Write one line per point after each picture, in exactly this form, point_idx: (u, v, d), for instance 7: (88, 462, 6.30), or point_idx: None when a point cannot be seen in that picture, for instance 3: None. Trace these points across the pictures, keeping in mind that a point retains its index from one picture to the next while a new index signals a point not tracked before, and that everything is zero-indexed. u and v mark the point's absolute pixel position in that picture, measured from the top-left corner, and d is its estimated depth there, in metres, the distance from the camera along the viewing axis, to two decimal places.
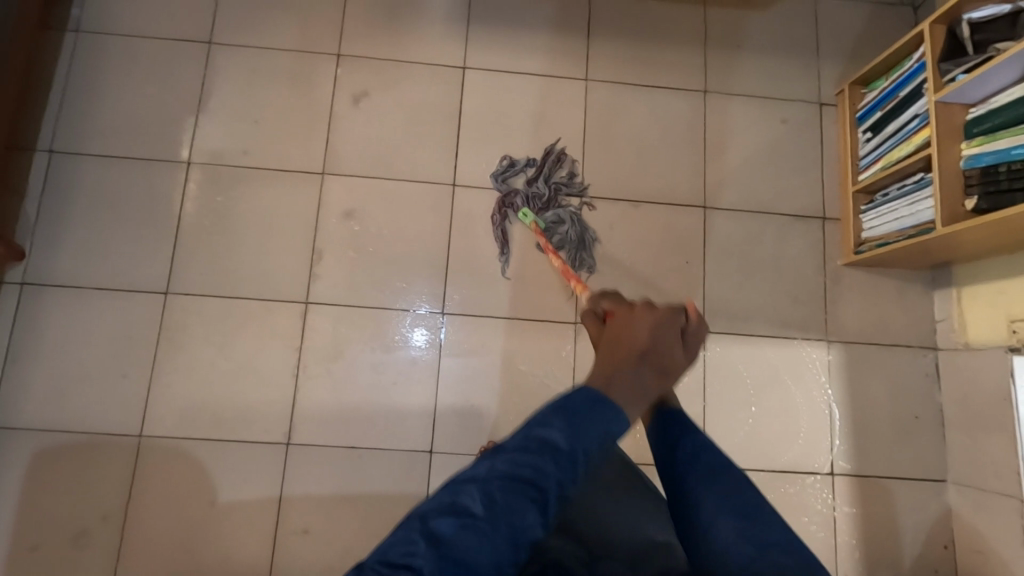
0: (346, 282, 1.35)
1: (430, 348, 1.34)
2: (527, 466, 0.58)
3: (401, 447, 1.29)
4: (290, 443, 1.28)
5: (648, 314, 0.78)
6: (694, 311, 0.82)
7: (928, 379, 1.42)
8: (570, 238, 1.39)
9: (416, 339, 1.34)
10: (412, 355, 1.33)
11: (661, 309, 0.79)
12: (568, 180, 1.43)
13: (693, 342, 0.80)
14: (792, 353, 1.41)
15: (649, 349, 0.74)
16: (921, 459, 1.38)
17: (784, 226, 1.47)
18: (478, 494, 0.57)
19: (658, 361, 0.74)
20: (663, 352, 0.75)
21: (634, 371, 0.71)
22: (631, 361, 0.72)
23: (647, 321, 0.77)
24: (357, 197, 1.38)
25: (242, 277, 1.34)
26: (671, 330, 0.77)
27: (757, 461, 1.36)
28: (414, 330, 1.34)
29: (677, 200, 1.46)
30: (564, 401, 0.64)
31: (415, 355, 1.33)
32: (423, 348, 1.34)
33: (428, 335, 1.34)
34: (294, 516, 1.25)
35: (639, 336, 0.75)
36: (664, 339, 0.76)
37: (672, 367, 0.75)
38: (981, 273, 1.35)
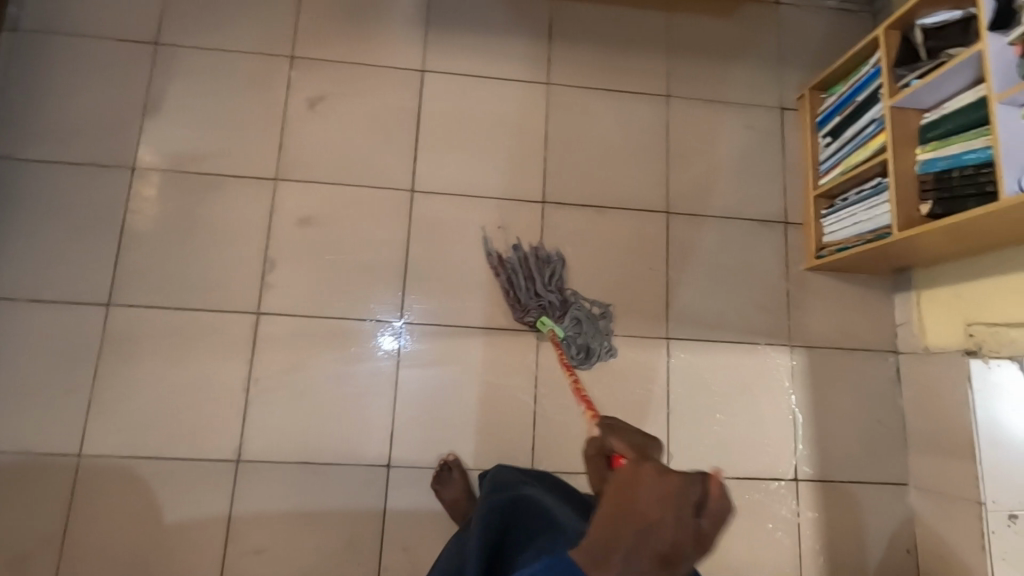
0: (300, 291, 1.30)
1: (396, 357, 1.30)
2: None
3: (357, 462, 1.25)
4: (240, 460, 1.22)
5: (662, 477, 0.60)
6: (720, 474, 0.63)
7: (889, 383, 1.42)
8: (587, 333, 1.33)
9: (381, 348, 1.30)
10: (377, 364, 1.29)
11: (677, 476, 0.60)
12: (551, 269, 1.35)
13: (718, 522, 0.60)
14: (757, 359, 1.40)
15: (645, 531, 0.58)
16: (883, 463, 1.38)
17: (748, 230, 1.45)
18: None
19: (663, 552, 0.57)
20: (672, 533, 0.58)
21: (620, 563, 0.57)
22: (626, 544, 0.58)
23: (653, 493, 0.59)
24: (312, 204, 1.34)
25: (189, 287, 1.28)
26: (686, 511, 0.59)
27: (721, 467, 1.35)
28: (379, 338, 1.30)
29: (641, 205, 1.43)
30: (550, 561, 0.59)
31: (381, 365, 1.29)
32: (389, 358, 1.30)
33: (395, 343, 1.30)
34: (244, 537, 1.20)
35: (644, 512, 0.58)
36: (675, 519, 0.58)
37: (681, 557, 0.58)
38: (939, 277, 1.35)
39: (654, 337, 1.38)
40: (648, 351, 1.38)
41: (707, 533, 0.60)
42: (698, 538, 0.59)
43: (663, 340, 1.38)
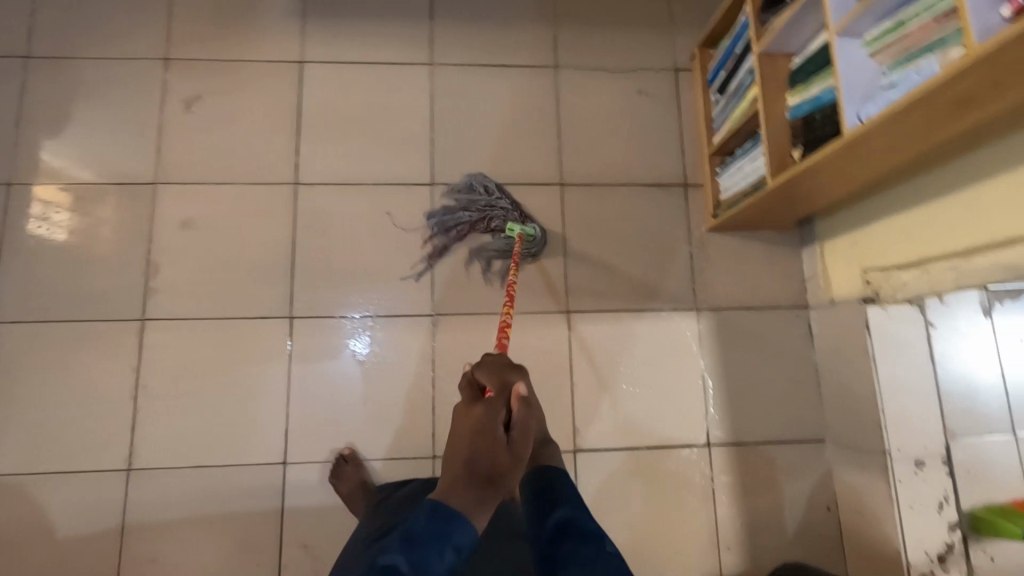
0: (185, 295, 1.28)
1: (368, 360, 1.29)
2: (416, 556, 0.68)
3: (252, 462, 1.23)
4: (132, 468, 1.21)
5: (470, 412, 0.73)
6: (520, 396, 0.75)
7: (801, 340, 1.39)
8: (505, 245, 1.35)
9: (354, 349, 1.30)
10: (343, 367, 1.29)
11: (478, 408, 0.72)
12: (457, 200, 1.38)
13: (524, 438, 0.72)
14: (663, 326, 1.37)
15: (465, 459, 0.70)
16: (798, 421, 1.35)
17: (645, 197, 1.43)
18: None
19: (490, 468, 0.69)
20: (486, 455, 0.69)
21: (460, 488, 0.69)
22: (454, 474, 0.70)
23: (466, 426, 0.72)
24: (193, 205, 1.32)
25: (72, 299, 1.27)
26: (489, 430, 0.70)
27: (631, 439, 1.32)
28: (353, 340, 1.30)
29: (533, 180, 1.41)
30: (411, 526, 0.67)
31: (350, 367, 1.29)
32: (363, 360, 1.29)
33: (368, 346, 1.30)
34: (140, 546, 1.18)
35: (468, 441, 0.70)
36: (484, 442, 0.70)
37: (501, 472, 0.69)
38: (838, 227, 1.32)
39: (554, 312, 1.36)
40: (548, 327, 1.35)
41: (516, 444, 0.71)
42: (511, 456, 0.70)
43: (564, 315, 1.36)
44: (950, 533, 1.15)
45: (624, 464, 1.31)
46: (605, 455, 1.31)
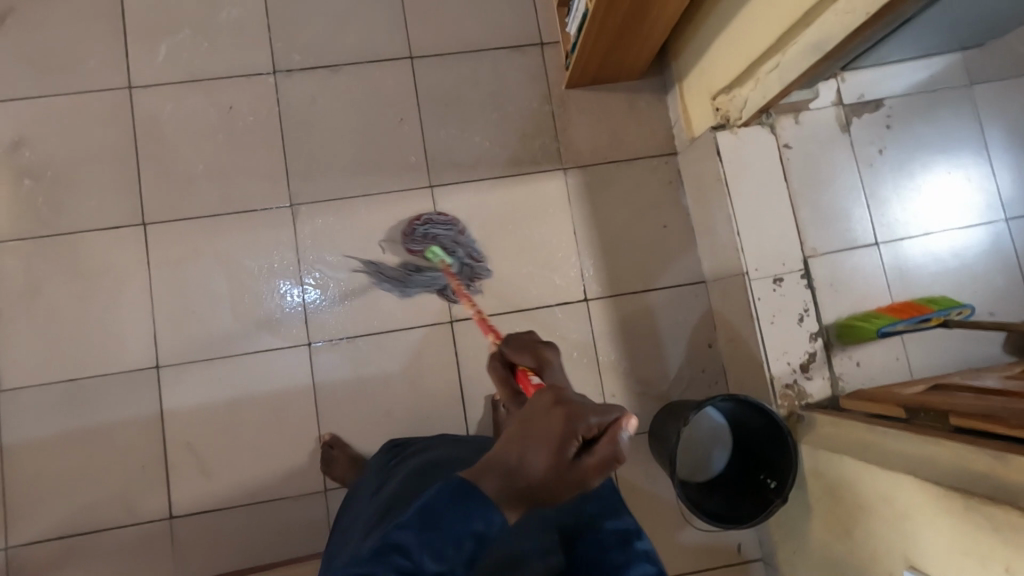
0: (30, 214, 1.25)
1: (300, 305, 1.28)
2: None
3: (124, 371, 1.23)
4: (4, 391, 1.20)
5: (516, 420, 0.54)
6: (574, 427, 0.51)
7: (671, 186, 1.38)
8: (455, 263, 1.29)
9: (287, 297, 1.28)
10: (274, 313, 1.27)
11: (546, 416, 0.52)
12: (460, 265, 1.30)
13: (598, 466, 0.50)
14: (531, 189, 1.35)
15: (534, 468, 0.51)
16: (673, 265, 1.36)
17: (500, 60, 1.38)
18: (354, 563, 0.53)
19: (530, 474, 0.51)
20: (541, 464, 0.51)
21: (516, 473, 0.52)
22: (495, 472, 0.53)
23: (539, 425, 0.52)
24: (24, 123, 1.27)
25: None
26: (574, 436, 0.50)
27: (509, 304, 1.32)
28: (284, 287, 1.28)
29: (380, 56, 1.35)
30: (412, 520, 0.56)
31: (281, 311, 1.27)
32: (297, 306, 1.27)
33: (300, 294, 1.28)
34: (21, 463, 1.19)
35: (516, 443, 0.52)
36: (546, 446, 0.51)
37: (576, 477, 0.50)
38: (690, 61, 1.28)
39: (417, 187, 1.33)
40: (413, 202, 1.33)
41: (592, 474, 0.50)
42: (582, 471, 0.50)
43: (428, 190, 1.33)
44: (812, 343, 1.17)
45: (504, 328, 1.31)
46: (485, 322, 1.31)
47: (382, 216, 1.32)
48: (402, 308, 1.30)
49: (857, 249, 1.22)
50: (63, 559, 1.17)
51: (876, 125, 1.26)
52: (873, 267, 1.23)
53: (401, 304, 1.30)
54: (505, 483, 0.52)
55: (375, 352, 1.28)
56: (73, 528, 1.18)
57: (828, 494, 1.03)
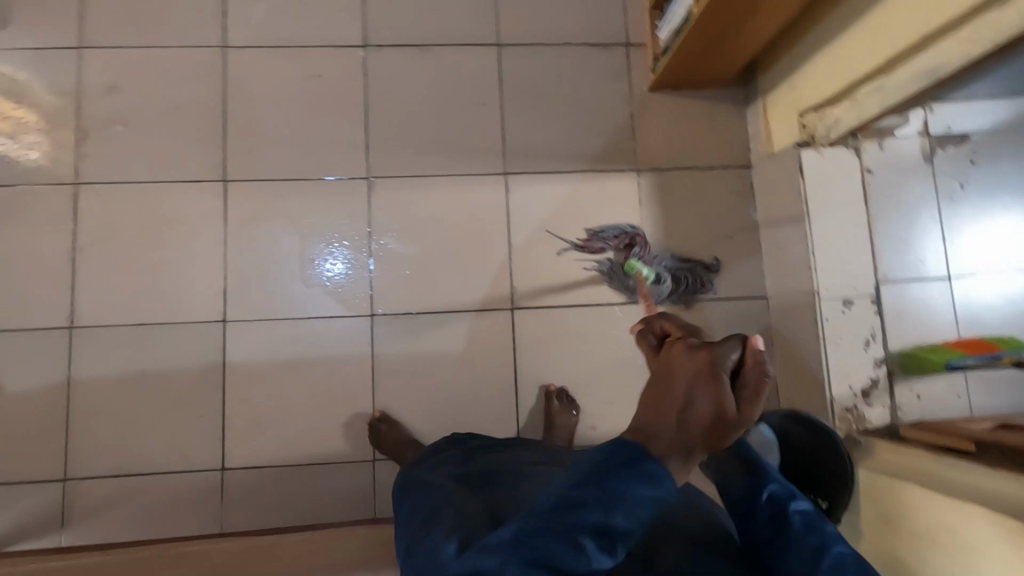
0: (117, 158, 1.28)
1: (346, 274, 1.29)
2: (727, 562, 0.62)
3: (191, 321, 1.25)
4: (74, 326, 1.23)
5: (687, 359, 0.61)
6: (715, 367, 0.58)
7: (742, 198, 1.37)
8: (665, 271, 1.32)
9: (333, 267, 1.29)
10: (322, 280, 1.28)
11: (695, 360, 0.60)
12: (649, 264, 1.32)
13: (755, 392, 0.58)
14: (603, 187, 1.36)
15: (687, 406, 0.59)
16: (736, 278, 1.35)
17: (585, 56, 1.38)
18: (538, 521, 0.61)
19: (691, 425, 0.60)
20: (689, 401, 0.59)
21: (673, 433, 0.61)
22: (662, 430, 0.61)
23: (687, 373, 0.60)
24: (119, 68, 1.29)
25: (4, 164, 1.26)
26: (719, 377, 0.58)
27: (569, 297, 1.32)
28: (330, 256, 1.29)
29: (469, 40, 1.36)
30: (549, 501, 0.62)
31: (328, 280, 1.28)
32: (342, 275, 1.29)
33: (346, 263, 1.29)
34: (83, 398, 1.21)
35: (666, 399, 0.61)
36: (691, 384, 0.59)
37: (731, 418, 0.58)
38: (779, 76, 1.28)
39: (491, 172, 1.34)
40: (486, 187, 1.34)
41: (750, 404, 0.58)
42: (740, 405, 0.58)
43: (501, 177, 1.34)
44: (876, 369, 1.16)
45: (562, 321, 1.32)
46: (545, 312, 1.31)
47: (454, 197, 1.32)
48: (465, 289, 1.31)
49: (927, 284, 1.18)
50: (116, 496, 1.19)
51: (959, 160, 1.21)
52: (939, 301, 1.19)
53: (464, 285, 1.31)
54: (652, 444, 0.62)
55: (434, 330, 1.29)
56: (128, 468, 1.20)
57: (881, 520, 1.03)
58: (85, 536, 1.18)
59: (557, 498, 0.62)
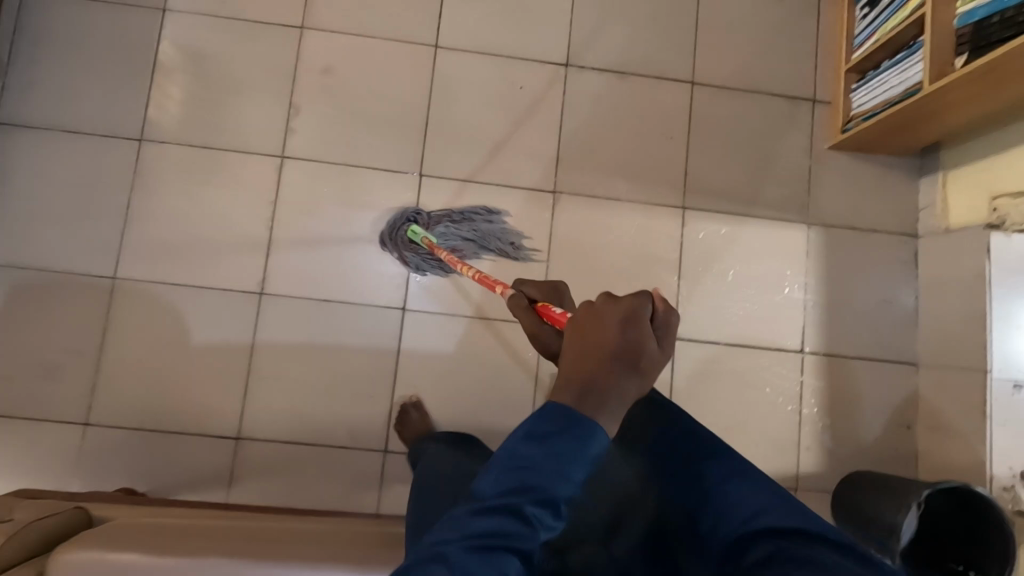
0: (323, 139, 1.33)
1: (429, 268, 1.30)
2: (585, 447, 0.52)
3: (373, 304, 1.29)
4: (264, 293, 1.28)
5: (606, 304, 0.56)
6: (632, 308, 0.55)
7: (905, 266, 1.41)
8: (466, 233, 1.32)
9: (413, 261, 1.30)
10: (414, 273, 1.30)
11: (625, 296, 0.56)
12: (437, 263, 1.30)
13: (665, 332, 0.56)
14: (776, 235, 1.40)
15: (621, 352, 0.54)
16: (890, 342, 1.39)
17: (774, 106, 1.42)
18: (465, 533, 0.49)
19: (626, 366, 0.54)
20: (631, 344, 0.54)
21: (604, 385, 0.53)
22: (599, 372, 0.53)
23: (611, 317, 0.55)
24: (336, 53, 1.35)
25: (217, 128, 1.31)
26: (641, 320, 0.55)
27: (728, 336, 1.36)
28: (411, 250, 1.29)
29: (665, 75, 1.41)
30: (528, 438, 0.53)
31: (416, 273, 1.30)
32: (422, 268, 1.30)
33: (426, 257, 1.30)
34: (265, 361, 1.26)
35: (599, 342, 0.54)
36: (626, 330, 0.54)
37: (649, 363, 0.55)
38: (967, 156, 1.33)
39: (670, 205, 1.38)
40: (663, 218, 1.38)
41: (666, 342, 0.57)
42: (651, 345, 0.55)
43: (679, 210, 1.38)
44: None
45: (719, 357, 1.36)
46: (704, 346, 1.36)
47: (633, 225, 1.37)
48: None
49: None
50: (284, 461, 1.24)
51: None
52: None
53: None
54: (596, 399, 0.53)
55: None
56: (298, 437, 1.25)
57: None
58: (251, 495, 1.23)
59: (494, 479, 0.52)
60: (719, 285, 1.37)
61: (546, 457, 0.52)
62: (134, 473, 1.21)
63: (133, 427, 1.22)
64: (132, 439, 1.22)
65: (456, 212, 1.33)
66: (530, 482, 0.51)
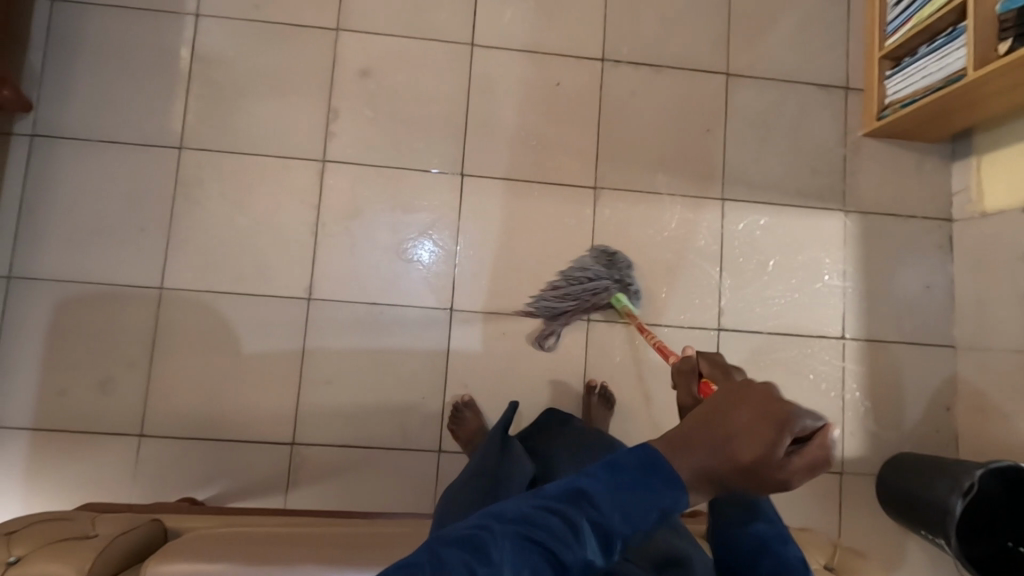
0: (363, 142, 1.32)
1: (440, 259, 1.31)
2: (665, 489, 0.50)
3: (420, 306, 1.30)
4: (311, 298, 1.28)
5: (762, 395, 0.54)
6: (785, 421, 0.52)
7: (941, 250, 1.43)
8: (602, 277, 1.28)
9: (423, 254, 1.31)
10: (423, 267, 1.31)
11: (783, 399, 0.53)
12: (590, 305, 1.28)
13: (806, 465, 0.52)
14: (814, 224, 1.41)
15: (741, 441, 0.52)
16: (929, 326, 1.41)
17: (808, 96, 1.43)
18: (511, 523, 0.47)
19: (738, 458, 0.52)
20: (759, 447, 0.51)
21: (707, 458, 0.52)
22: (710, 446, 0.53)
23: (755, 410, 0.53)
24: (373, 55, 1.34)
25: (257, 134, 1.30)
26: (788, 432, 0.51)
27: (770, 326, 1.38)
28: (420, 244, 1.31)
29: (700, 67, 1.41)
30: (612, 461, 0.52)
31: (426, 267, 1.31)
32: (433, 261, 1.31)
33: (436, 249, 1.31)
34: (317, 366, 1.26)
35: (729, 424, 0.53)
36: (766, 432, 0.52)
37: (763, 470, 0.51)
38: (1003, 139, 1.34)
39: (709, 197, 1.39)
40: (704, 211, 1.39)
41: (799, 476, 0.52)
42: (785, 462, 0.51)
43: (718, 202, 1.39)
44: None
45: (763, 346, 1.38)
46: (748, 337, 1.37)
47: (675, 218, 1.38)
48: (677, 305, 1.36)
49: None
50: (340, 465, 1.25)
51: None
52: None
53: (677, 301, 1.36)
54: (690, 462, 0.52)
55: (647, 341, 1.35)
56: (353, 440, 1.25)
57: None
58: (309, 500, 1.24)
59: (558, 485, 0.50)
60: (760, 275, 1.39)
61: (620, 487, 0.49)
62: (191, 482, 1.22)
63: (190, 436, 1.23)
64: (189, 449, 1.22)
65: (556, 287, 1.28)
66: (593, 511, 0.48)
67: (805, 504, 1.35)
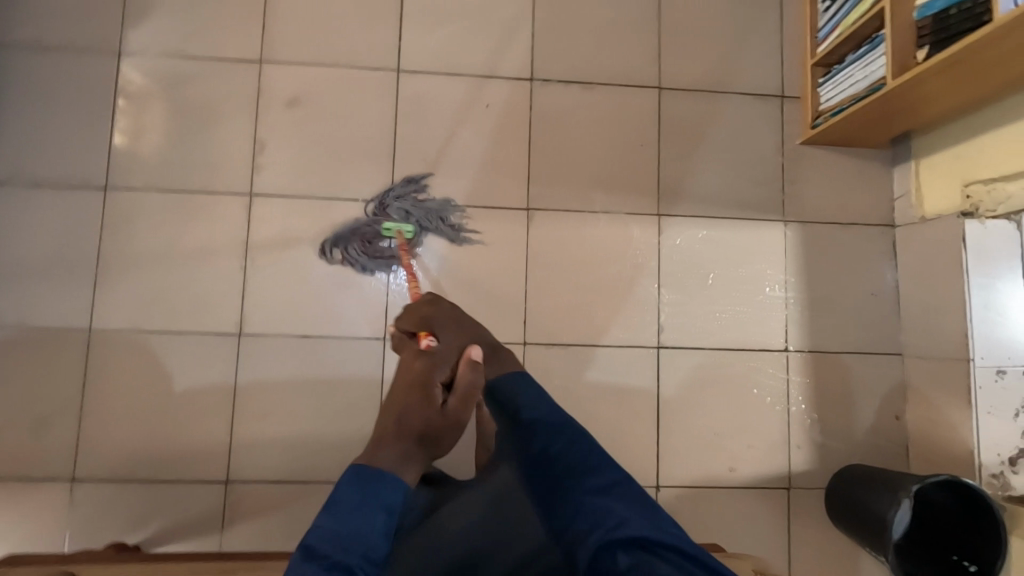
0: (291, 173, 1.31)
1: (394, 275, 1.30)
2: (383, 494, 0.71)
3: (353, 336, 1.29)
4: (242, 333, 1.27)
5: (414, 365, 0.84)
6: (435, 374, 0.83)
7: (885, 257, 1.41)
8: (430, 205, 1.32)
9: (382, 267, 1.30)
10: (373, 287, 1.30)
11: (425, 362, 0.84)
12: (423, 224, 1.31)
13: (465, 399, 0.81)
14: (754, 235, 1.39)
15: (414, 411, 0.79)
16: (874, 334, 1.39)
17: (743, 106, 1.42)
18: None
19: (417, 426, 0.78)
20: (427, 411, 0.78)
21: (398, 441, 0.76)
22: (397, 426, 0.77)
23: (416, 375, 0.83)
24: (299, 84, 1.33)
25: (184, 170, 1.30)
26: (434, 385, 0.81)
27: (711, 341, 1.36)
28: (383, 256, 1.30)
29: (632, 82, 1.40)
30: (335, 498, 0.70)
31: (374, 287, 1.30)
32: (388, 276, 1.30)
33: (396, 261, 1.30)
34: (250, 402, 1.25)
35: (408, 399, 0.80)
36: (425, 395, 0.80)
37: (442, 419, 0.79)
38: (938, 143, 1.32)
39: (645, 213, 1.37)
40: (640, 227, 1.37)
41: (462, 409, 0.80)
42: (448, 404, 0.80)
43: (655, 217, 1.38)
44: None
45: (705, 362, 1.36)
46: (689, 352, 1.35)
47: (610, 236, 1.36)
48: (616, 323, 1.35)
49: None
50: (276, 501, 1.24)
51: None
52: None
53: (615, 319, 1.35)
54: (391, 448, 0.75)
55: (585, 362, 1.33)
56: (288, 475, 1.24)
57: None
58: (244, 538, 1.22)
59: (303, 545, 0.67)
60: (699, 289, 1.37)
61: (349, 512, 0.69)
62: (125, 525, 1.21)
63: (124, 479, 1.22)
64: (122, 492, 1.21)
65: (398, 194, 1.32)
66: (333, 543, 0.66)
67: (756, 522, 1.33)
